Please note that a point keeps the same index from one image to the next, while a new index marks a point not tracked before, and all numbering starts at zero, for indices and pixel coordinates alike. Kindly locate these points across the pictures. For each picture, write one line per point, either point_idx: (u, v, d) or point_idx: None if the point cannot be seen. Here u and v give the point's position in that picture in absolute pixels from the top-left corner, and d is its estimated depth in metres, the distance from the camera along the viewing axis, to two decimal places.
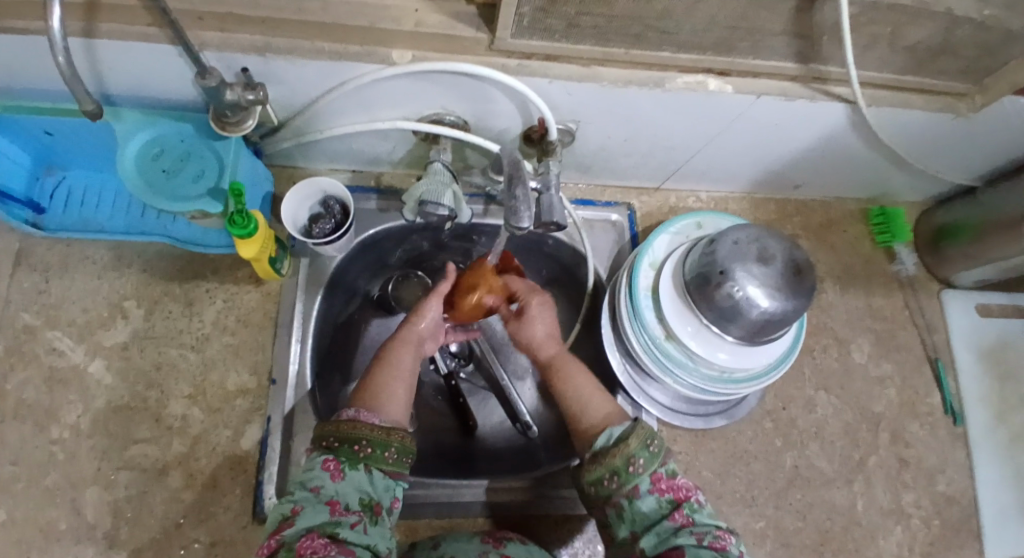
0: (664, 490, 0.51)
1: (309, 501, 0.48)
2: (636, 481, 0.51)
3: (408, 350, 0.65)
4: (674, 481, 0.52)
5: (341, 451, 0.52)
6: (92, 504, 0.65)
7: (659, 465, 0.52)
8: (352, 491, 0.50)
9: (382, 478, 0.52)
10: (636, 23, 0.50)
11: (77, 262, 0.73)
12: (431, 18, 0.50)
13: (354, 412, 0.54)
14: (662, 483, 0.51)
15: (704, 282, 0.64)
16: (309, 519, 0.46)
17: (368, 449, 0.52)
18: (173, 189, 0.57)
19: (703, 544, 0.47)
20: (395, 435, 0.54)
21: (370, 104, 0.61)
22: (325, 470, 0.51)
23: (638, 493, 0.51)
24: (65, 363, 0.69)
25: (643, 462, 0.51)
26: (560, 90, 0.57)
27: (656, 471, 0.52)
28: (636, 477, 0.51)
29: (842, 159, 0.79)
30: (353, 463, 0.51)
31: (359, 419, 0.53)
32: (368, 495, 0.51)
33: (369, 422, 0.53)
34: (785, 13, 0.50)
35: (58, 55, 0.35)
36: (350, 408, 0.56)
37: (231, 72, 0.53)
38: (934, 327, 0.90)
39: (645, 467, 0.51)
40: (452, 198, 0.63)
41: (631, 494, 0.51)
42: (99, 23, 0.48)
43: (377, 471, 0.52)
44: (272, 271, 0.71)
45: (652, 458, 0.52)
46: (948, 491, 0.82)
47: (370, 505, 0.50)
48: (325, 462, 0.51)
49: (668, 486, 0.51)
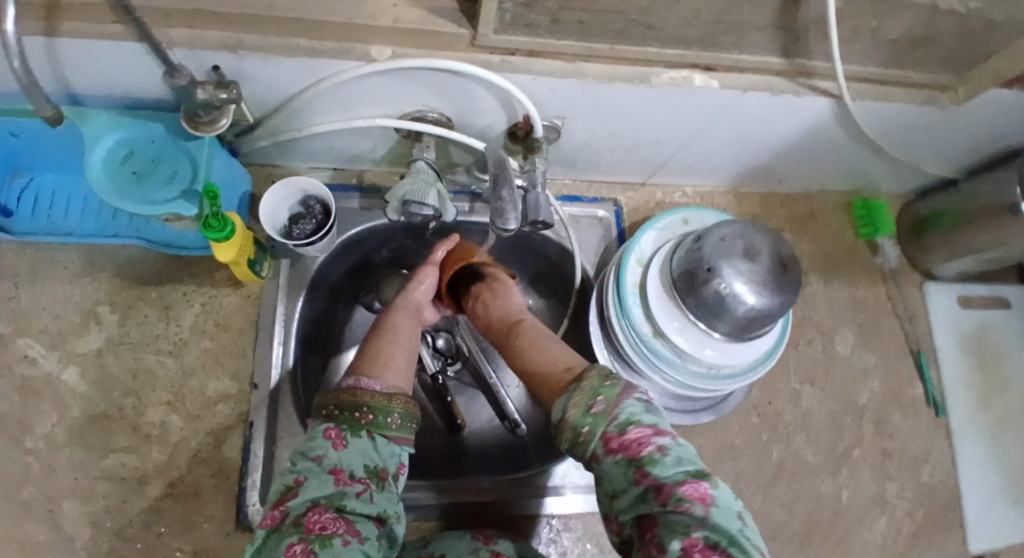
0: (616, 450, 0.46)
1: (312, 471, 0.47)
2: (590, 450, 0.48)
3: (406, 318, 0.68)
4: (625, 436, 0.46)
5: (342, 419, 0.51)
6: (70, 516, 0.63)
7: (608, 424, 0.48)
8: (356, 459, 0.49)
9: (386, 443, 0.51)
10: (618, 18, 0.49)
11: (48, 267, 0.71)
12: (408, 13, 0.48)
13: (354, 381, 0.54)
14: (613, 442, 0.47)
15: (690, 278, 0.63)
16: (314, 491, 0.46)
17: (369, 415, 0.51)
18: (145, 190, 0.55)
19: (669, 511, 0.42)
20: (397, 401, 0.54)
21: (350, 101, 0.59)
22: (326, 439, 0.50)
23: (598, 458, 0.48)
24: (38, 372, 0.67)
25: (589, 432, 0.48)
26: (544, 86, 0.56)
27: (607, 430, 0.47)
28: (590, 444, 0.48)
29: (825, 153, 0.79)
30: (356, 431, 0.50)
31: (359, 387, 0.53)
32: (372, 461, 0.50)
33: (370, 390, 0.53)
34: (770, 6, 0.49)
35: (13, 59, 0.33)
36: (349, 377, 0.55)
37: (202, 70, 0.51)
38: (916, 318, 0.91)
39: (590, 433, 0.48)
40: (436, 198, 0.62)
41: (596, 458, 0.48)
42: (59, 23, 0.46)
43: (381, 436, 0.51)
44: (251, 274, 0.69)
45: (596, 420, 0.48)
46: (931, 480, 0.84)
47: (375, 471, 0.49)
48: (327, 430, 0.50)
49: (619, 444, 0.46)
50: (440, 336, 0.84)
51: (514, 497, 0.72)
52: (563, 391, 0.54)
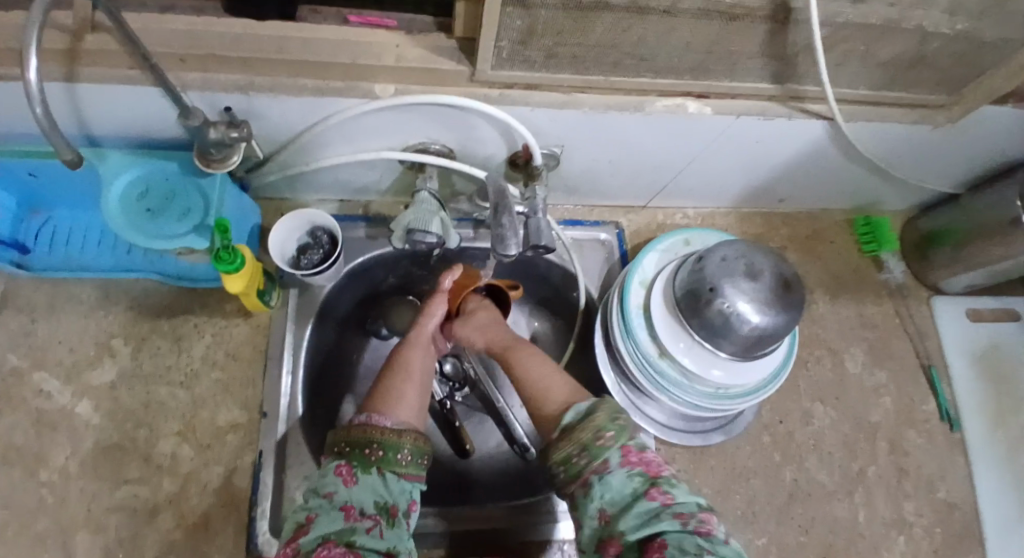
0: (635, 464, 0.50)
1: (324, 508, 0.48)
2: (605, 455, 0.50)
3: (418, 351, 0.67)
4: (645, 455, 0.51)
5: (353, 455, 0.52)
6: (83, 549, 0.63)
7: (629, 439, 0.51)
8: (366, 496, 0.50)
9: (396, 480, 0.52)
10: (612, 51, 0.51)
11: (64, 302, 0.73)
12: (411, 51, 0.50)
13: (365, 418, 0.54)
14: (632, 456, 0.50)
15: (694, 299, 0.64)
16: (325, 527, 0.46)
17: (380, 452, 0.52)
18: (159, 225, 0.57)
19: (687, 531, 0.45)
20: (407, 436, 0.54)
21: (357, 136, 0.61)
22: (337, 476, 0.50)
23: (608, 468, 0.50)
24: (52, 405, 0.68)
25: (612, 436, 0.51)
26: (542, 116, 0.58)
27: (627, 444, 0.51)
28: (603, 452, 0.50)
29: (823, 173, 0.80)
30: (366, 467, 0.51)
31: (370, 423, 0.54)
32: (382, 498, 0.50)
33: (381, 425, 0.53)
34: (759, 36, 0.51)
35: (35, 106, 0.34)
36: (362, 414, 0.56)
37: (214, 110, 0.54)
38: (924, 335, 0.91)
39: (613, 440, 0.51)
40: (439, 225, 0.64)
41: (600, 470, 0.50)
42: (81, 69, 0.48)
43: (391, 473, 0.52)
44: (260, 304, 0.71)
45: (621, 431, 0.51)
46: (948, 498, 0.82)
47: (385, 508, 0.50)
48: (338, 467, 0.51)
49: (639, 459, 0.50)
50: (447, 361, 0.84)
51: (524, 524, 0.72)
52: (575, 403, 0.57)
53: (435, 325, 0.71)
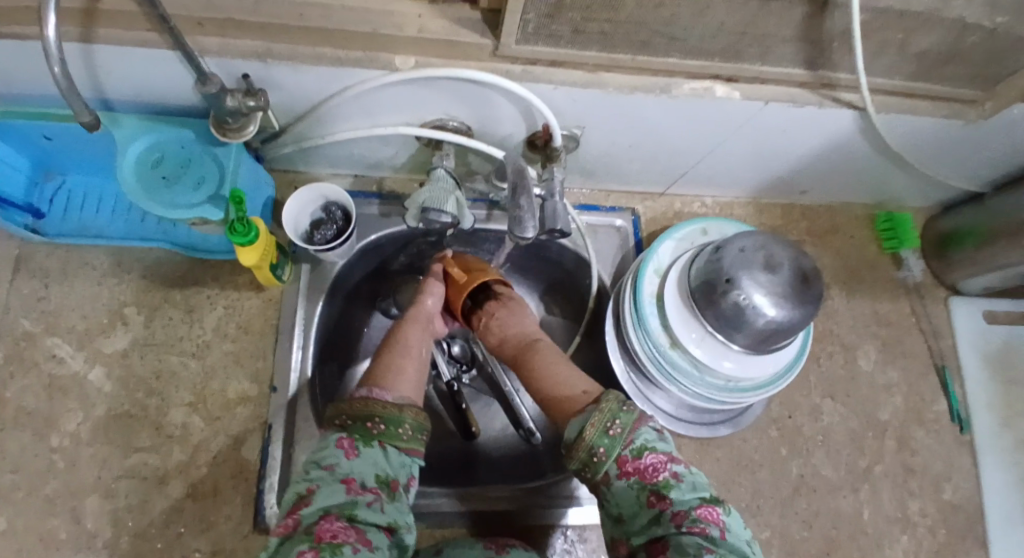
0: (631, 473, 0.49)
1: (325, 480, 0.47)
2: (603, 470, 0.51)
3: (416, 328, 0.68)
4: (641, 461, 0.49)
5: (354, 428, 0.52)
6: (93, 513, 0.64)
7: (624, 447, 0.50)
8: (367, 468, 0.49)
9: (397, 454, 0.52)
10: (640, 30, 0.49)
11: (77, 269, 0.73)
12: (433, 23, 0.49)
13: (366, 392, 0.55)
14: (628, 466, 0.50)
15: (709, 289, 0.63)
16: (326, 499, 0.46)
17: (381, 426, 0.52)
18: (174, 194, 0.57)
19: (682, 533, 0.45)
20: (408, 411, 0.55)
21: (374, 110, 0.60)
22: (338, 448, 0.50)
23: (609, 480, 0.51)
24: (65, 370, 0.69)
25: (606, 452, 0.50)
26: (564, 96, 0.57)
27: (621, 454, 0.50)
28: (602, 465, 0.50)
29: (847, 166, 0.78)
30: (367, 440, 0.51)
31: (371, 397, 0.54)
32: (383, 471, 0.50)
33: (382, 400, 0.54)
34: (795, 19, 0.49)
35: (53, 64, 0.34)
36: (362, 388, 0.56)
37: (232, 78, 0.53)
38: (940, 334, 0.89)
39: (607, 455, 0.50)
40: (455, 204, 0.63)
41: (605, 481, 0.51)
42: (97, 29, 0.47)
43: (392, 446, 0.52)
44: (272, 278, 0.70)
45: (613, 443, 0.50)
46: (954, 498, 0.81)
47: (386, 481, 0.50)
48: (339, 439, 0.51)
49: (635, 468, 0.49)
50: (455, 343, 0.84)
51: (529, 506, 0.72)
52: (573, 416, 0.56)
53: (434, 304, 0.72)
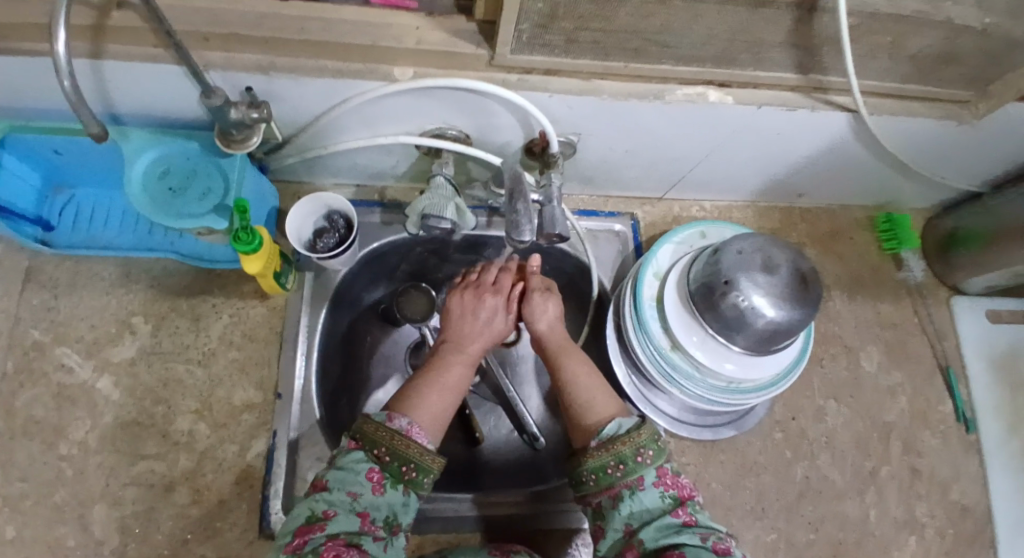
0: (668, 485, 0.52)
1: (344, 507, 0.48)
2: (641, 471, 0.52)
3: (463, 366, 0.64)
4: (678, 480, 0.53)
5: (388, 466, 0.51)
6: (100, 521, 0.65)
7: (664, 462, 0.53)
8: (383, 507, 0.49)
9: (412, 503, 0.52)
10: (633, 37, 0.50)
11: (85, 280, 0.74)
12: (432, 35, 0.50)
13: (406, 426, 0.53)
14: (666, 477, 0.52)
15: (708, 292, 0.63)
16: (340, 525, 0.46)
17: (413, 473, 0.51)
18: (179, 205, 0.58)
19: (705, 546, 0.47)
20: (436, 461, 0.53)
21: (373, 120, 0.62)
22: (367, 480, 0.50)
23: (642, 484, 0.51)
24: (73, 380, 0.70)
25: (652, 455, 0.52)
26: (560, 103, 0.58)
27: (662, 466, 0.53)
28: (642, 467, 0.52)
29: (844, 168, 0.79)
30: (395, 483, 0.51)
31: (411, 437, 0.52)
32: (395, 514, 0.50)
33: (420, 444, 0.52)
34: (785, 24, 0.50)
35: (64, 79, 0.35)
36: (401, 416, 0.54)
37: (236, 90, 0.54)
38: (943, 335, 0.89)
39: (652, 459, 0.52)
40: (454, 211, 0.64)
41: (634, 485, 0.51)
42: (105, 45, 0.48)
43: (411, 495, 0.52)
44: (277, 286, 0.71)
45: (660, 452, 0.53)
46: (961, 501, 0.81)
47: (393, 524, 0.50)
48: (370, 472, 0.50)
49: (673, 482, 0.52)
50: None
51: (534, 511, 0.72)
52: (614, 420, 0.57)
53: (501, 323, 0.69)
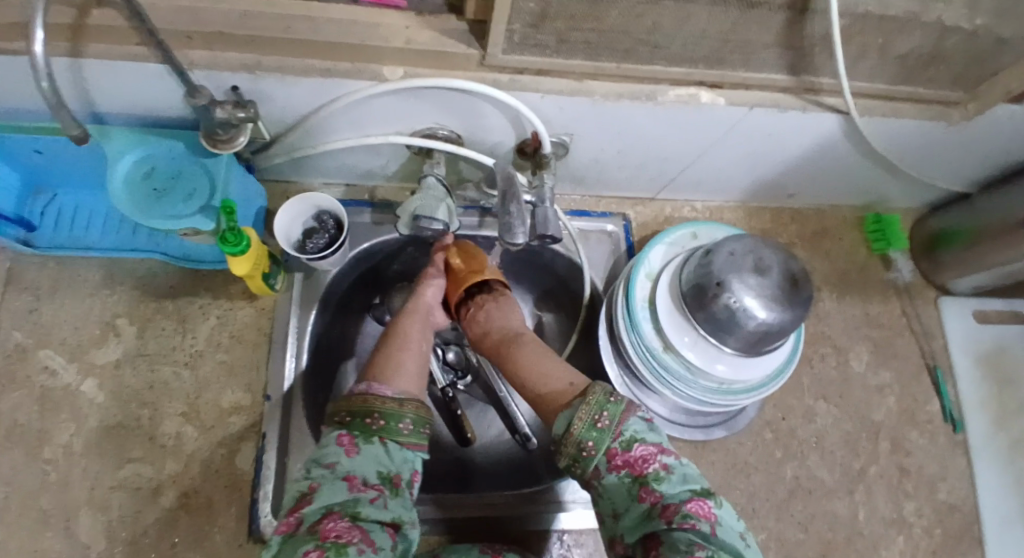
0: (620, 467, 0.48)
1: (326, 478, 0.47)
2: (593, 464, 0.49)
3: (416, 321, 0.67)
4: (630, 454, 0.48)
5: (353, 424, 0.52)
6: (85, 525, 0.64)
7: (613, 440, 0.49)
8: (368, 465, 0.49)
9: (399, 450, 0.51)
10: (626, 38, 0.50)
11: (69, 281, 0.73)
12: (420, 35, 0.50)
13: (365, 387, 0.55)
14: (617, 459, 0.48)
15: (700, 293, 0.63)
16: (328, 497, 0.45)
17: (381, 421, 0.52)
18: (164, 206, 0.57)
19: (673, 529, 0.43)
20: (409, 406, 0.54)
21: (363, 120, 0.61)
22: (339, 446, 0.50)
23: (601, 475, 0.49)
24: (57, 383, 0.69)
25: (593, 446, 0.49)
26: (552, 104, 0.57)
27: (610, 447, 0.49)
28: (591, 461, 0.49)
29: (834, 169, 0.79)
30: (368, 437, 0.51)
31: (369, 393, 0.54)
32: (385, 468, 0.50)
33: (381, 395, 0.54)
34: (776, 25, 0.49)
35: (41, 80, 0.34)
36: (362, 383, 0.56)
37: (221, 90, 0.53)
38: (931, 335, 0.90)
39: (595, 449, 0.49)
40: (445, 212, 0.63)
41: (596, 477, 0.50)
42: (86, 44, 0.47)
43: (393, 442, 0.51)
44: (265, 287, 0.70)
45: (601, 435, 0.49)
46: (950, 499, 0.82)
47: (388, 477, 0.49)
48: (339, 437, 0.51)
49: (625, 462, 0.48)
50: (449, 349, 0.84)
51: (527, 512, 0.72)
52: (567, 408, 0.55)
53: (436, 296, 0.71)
